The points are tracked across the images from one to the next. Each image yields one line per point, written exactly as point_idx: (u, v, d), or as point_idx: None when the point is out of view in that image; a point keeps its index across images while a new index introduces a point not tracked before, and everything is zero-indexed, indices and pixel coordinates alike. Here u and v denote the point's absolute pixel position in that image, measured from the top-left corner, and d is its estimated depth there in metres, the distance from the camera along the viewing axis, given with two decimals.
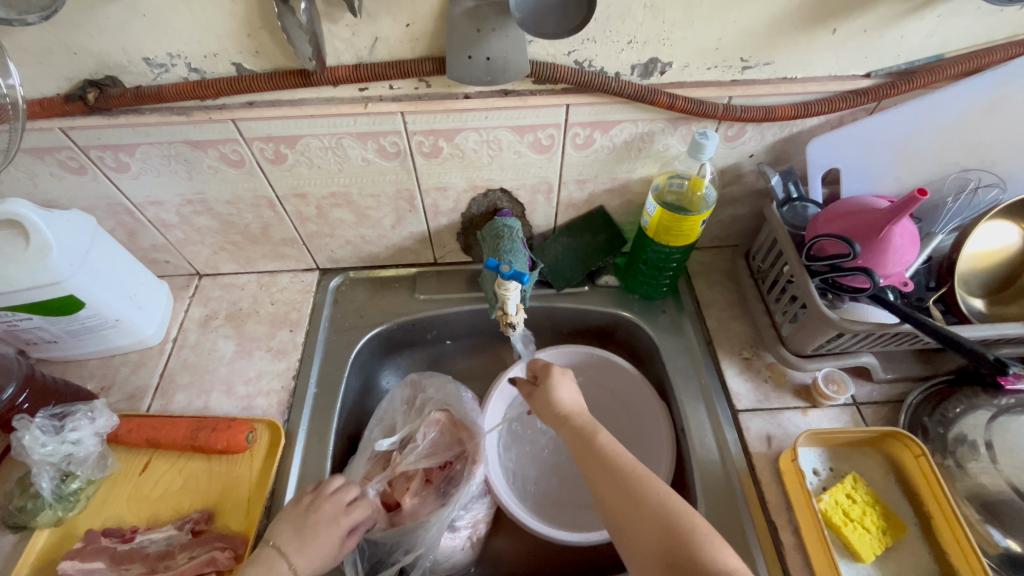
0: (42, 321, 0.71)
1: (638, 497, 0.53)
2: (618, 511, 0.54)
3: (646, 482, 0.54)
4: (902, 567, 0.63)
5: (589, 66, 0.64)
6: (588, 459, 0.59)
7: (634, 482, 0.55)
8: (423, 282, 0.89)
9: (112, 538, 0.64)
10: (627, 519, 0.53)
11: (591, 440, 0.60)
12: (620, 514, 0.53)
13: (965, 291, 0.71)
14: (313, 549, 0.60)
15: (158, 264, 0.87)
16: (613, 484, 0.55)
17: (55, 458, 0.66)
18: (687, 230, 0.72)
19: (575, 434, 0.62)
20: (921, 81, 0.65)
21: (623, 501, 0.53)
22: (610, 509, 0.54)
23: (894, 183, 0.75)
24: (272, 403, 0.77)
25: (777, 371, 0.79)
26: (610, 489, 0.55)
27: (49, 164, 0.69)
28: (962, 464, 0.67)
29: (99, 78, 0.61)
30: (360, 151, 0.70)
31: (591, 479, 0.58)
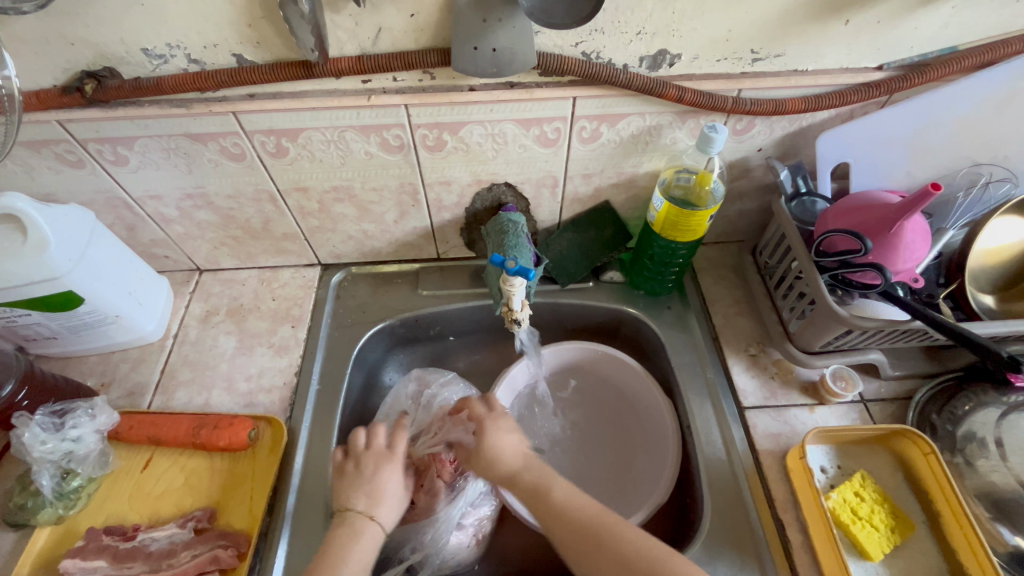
0: (41, 317, 0.70)
1: (617, 553, 0.54)
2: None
3: (615, 538, 0.55)
4: (911, 565, 0.62)
5: (597, 58, 0.63)
6: (551, 523, 0.59)
7: (604, 540, 0.56)
8: (426, 277, 0.88)
9: (114, 536, 0.64)
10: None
11: (548, 504, 0.60)
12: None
13: (975, 287, 0.70)
14: (387, 500, 0.64)
15: (158, 259, 0.86)
16: (586, 551, 0.56)
17: (55, 456, 0.65)
18: (694, 226, 0.71)
19: (529, 492, 0.63)
20: (934, 74, 0.64)
21: (601, 562, 0.55)
22: (592, 573, 0.55)
23: (904, 178, 0.74)
24: (274, 400, 0.76)
25: (784, 368, 0.78)
26: (584, 553, 0.56)
27: (46, 157, 0.68)
28: (970, 461, 0.66)
29: (96, 69, 0.60)
30: (363, 144, 0.69)
31: (562, 546, 0.58)
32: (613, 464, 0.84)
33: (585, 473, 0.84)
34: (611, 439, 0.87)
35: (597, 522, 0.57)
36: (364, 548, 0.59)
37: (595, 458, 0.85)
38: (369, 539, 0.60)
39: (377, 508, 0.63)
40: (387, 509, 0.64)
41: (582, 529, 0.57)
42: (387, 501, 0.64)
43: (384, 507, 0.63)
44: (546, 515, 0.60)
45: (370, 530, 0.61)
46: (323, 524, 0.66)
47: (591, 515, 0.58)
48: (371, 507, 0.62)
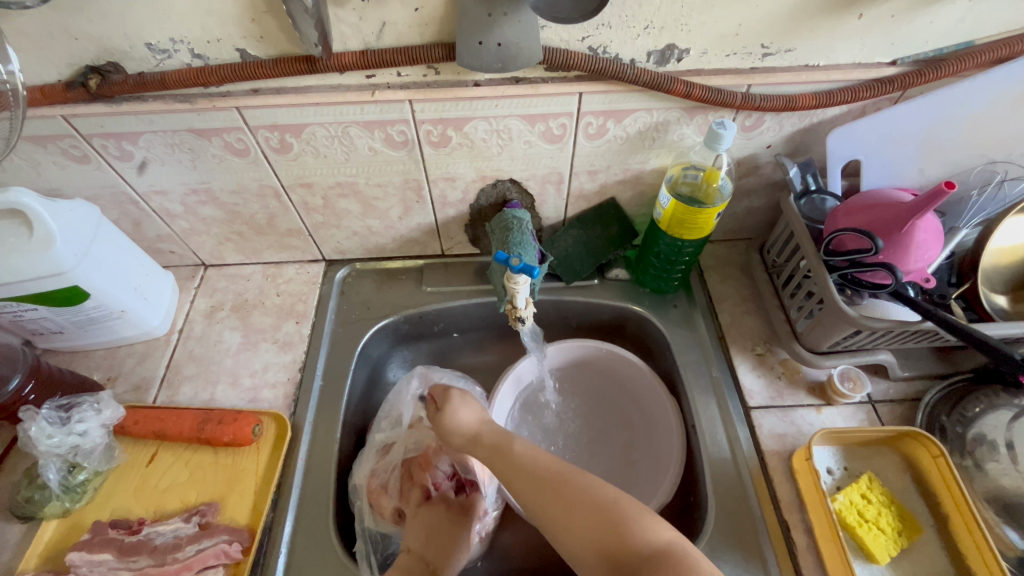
0: (48, 311, 0.71)
1: (568, 498, 0.55)
2: (552, 523, 0.54)
3: (568, 485, 0.56)
4: (917, 568, 0.62)
5: (604, 53, 0.62)
6: (510, 478, 0.60)
7: (556, 489, 0.56)
8: (430, 273, 0.88)
9: (120, 529, 0.64)
10: (564, 532, 0.53)
11: (506, 460, 0.61)
12: (557, 528, 0.54)
13: (988, 288, 0.68)
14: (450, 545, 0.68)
15: (163, 254, 0.86)
16: (540, 503, 0.56)
17: (61, 450, 0.65)
18: (701, 223, 0.70)
19: (490, 452, 0.64)
20: (949, 69, 0.63)
21: (560, 507, 0.54)
22: (548, 521, 0.55)
23: (916, 176, 0.72)
24: (278, 396, 0.76)
25: (791, 368, 0.77)
26: (540, 506, 0.56)
27: (52, 152, 0.68)
28: (980, 464, 0.66)
29: (100, 64, 0.59)
30: (367, 140, 0.68)
31: (522, 500, 0.58)
32: (618, 465, 0.84)
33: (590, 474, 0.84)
34: (616, 437, 0.86)
35: (555, 471, 0.58)
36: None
37: (599, 456, 0.85)
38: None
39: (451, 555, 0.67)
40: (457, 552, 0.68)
41: (536, 479, 0.58)
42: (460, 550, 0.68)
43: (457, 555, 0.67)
44: (506, 468, 0.61)
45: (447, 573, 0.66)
46: (329, 523, 0.67)
47: (546, 466, 0.58)
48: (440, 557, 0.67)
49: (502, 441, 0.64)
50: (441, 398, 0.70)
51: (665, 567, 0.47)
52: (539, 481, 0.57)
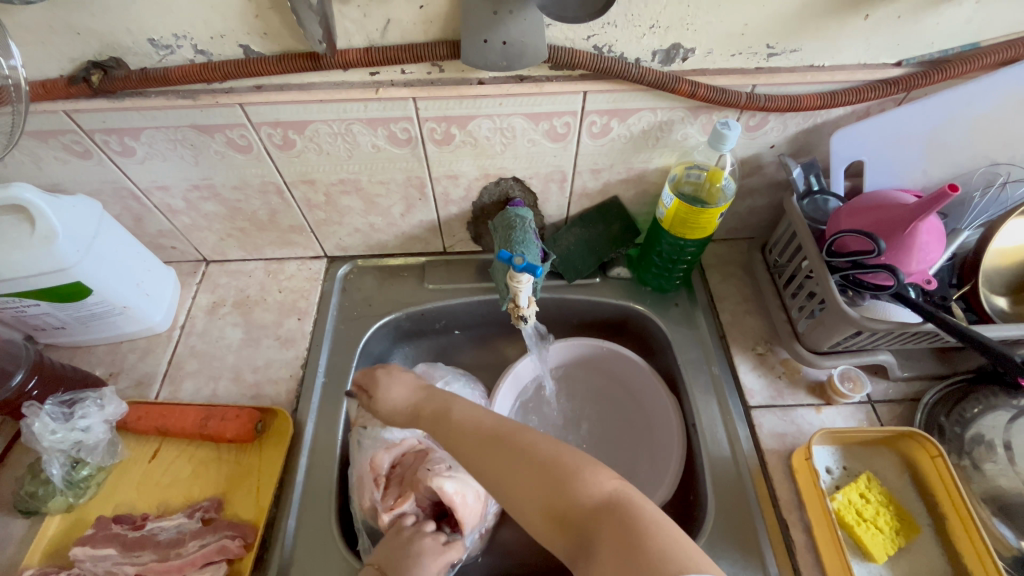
0: (50, 307, 0.71)
1: (509, 458, 0.54)
2: (495, 483, 0.54)
3: (507, 445, 0.55)
4: (914, 567, 0.62)
5: (609, 52, 0.61)
6: (451, 442, 0.59)
7: (496, 451, 0.55)
8: (432, 270, 0.88)
9: (123, 524, 0.64)
10: (508, 493, 0.53)
11: (446, 425, 0.61)
12: (501, 489, 0.54)
13: (988, 290, 0.68)
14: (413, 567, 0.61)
15: (165, 249, 0.86)
16: (482, 467, 0.56)
17: (65, 445, 0.66)
18: (703, 223, 0.70)
19: (430, 418, 0.63)
20: (954, 70, 0.63)
21: (500, 473, 0.54)
22: (492, 483, 0.55)
23: (919, 177, 0.72)
24: (280, 392, 0.76)
25: (791, 368, 0.77)
26: (483, 469, 0.56)
27: (54, 148, 0.67)
28: (978, 464, 0.66)
29: (103, 59, 0.59)
30: (370, 137, 0.68)
31: (465, 464, 0.58)
32: (618, 463, 0.84)
33: None
34: (616, 434, 0.86)
35: (494, 431, 0.57)
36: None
37: (599, 453, 0.85)
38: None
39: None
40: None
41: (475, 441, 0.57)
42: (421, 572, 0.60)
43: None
44: (446, 435, 0.60)
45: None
46: (331, 520, 0.67)
47: (488, 427, 0.58)
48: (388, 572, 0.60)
49: (442, 405, 0.63)
50: (369, 382, 0.69)
51: (609, 518, 0.48)
52: (480, 445, 0.57)
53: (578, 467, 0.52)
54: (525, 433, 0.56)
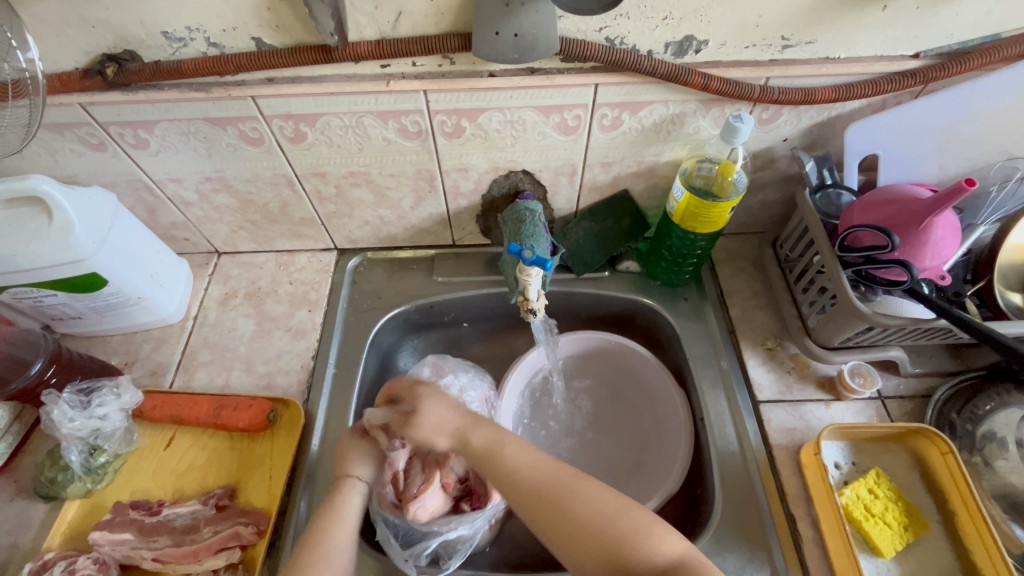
0: (67, 297, 0.72)
1: (570, 514, 0.54)
2: (555, 534, 0.54)
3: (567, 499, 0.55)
4: (922, 563, 0.62)
5: (621, 44, 0.61)
6: (506, 487, 0.58)
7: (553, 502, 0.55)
8: (441, 263, 0.88)
9: (140, 510, 0.66)
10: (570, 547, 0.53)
11: (499, 470, 0.59)
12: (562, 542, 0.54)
13: (1004, 286, 0.67)
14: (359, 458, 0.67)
15: (177, 241, 0.87)
16: (541, 517, 0.55)
17: (83, 432, 0.67)
18: (714, 217, 0.70)
19: (480, 457, 0.62)
20: (974, 63, 0.62)
21: (558, 527, 0.54)
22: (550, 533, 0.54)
23: (935, 171, 0.71)
24: (292, 382, 0.77)
25: (801, 363, 0.77)
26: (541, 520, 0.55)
27: (69, 140, 0.68)
28: (989, 461, 0.66)
29: (117, 52, 0.60)
30: (380, 130, 0.68)
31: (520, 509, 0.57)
32: (625, 457, 0.84)
33: (596, 465, 0.84)
34: (624, 428, 0.87)
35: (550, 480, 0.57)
36: (352, 507, 0.63)
37: (606, 446, 0.86)
38: (355, 499, 0.64)
39: (357, 468, 0.66)
40: (365, 467, 0.67)
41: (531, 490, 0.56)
42: (363, 460, 0.67)
43: (359, 464, 0.67)
44: (499, 478, 0.59)
45: (354, 488, 0.65)
46: None
47: (547, 477, 0.57)
48: (346, 468, 0.66)
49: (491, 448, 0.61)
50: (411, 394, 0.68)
51: None
52: (537, 493, 0.56)
53: (640, 529, 0.52)
54: (584, 488, 0.56)
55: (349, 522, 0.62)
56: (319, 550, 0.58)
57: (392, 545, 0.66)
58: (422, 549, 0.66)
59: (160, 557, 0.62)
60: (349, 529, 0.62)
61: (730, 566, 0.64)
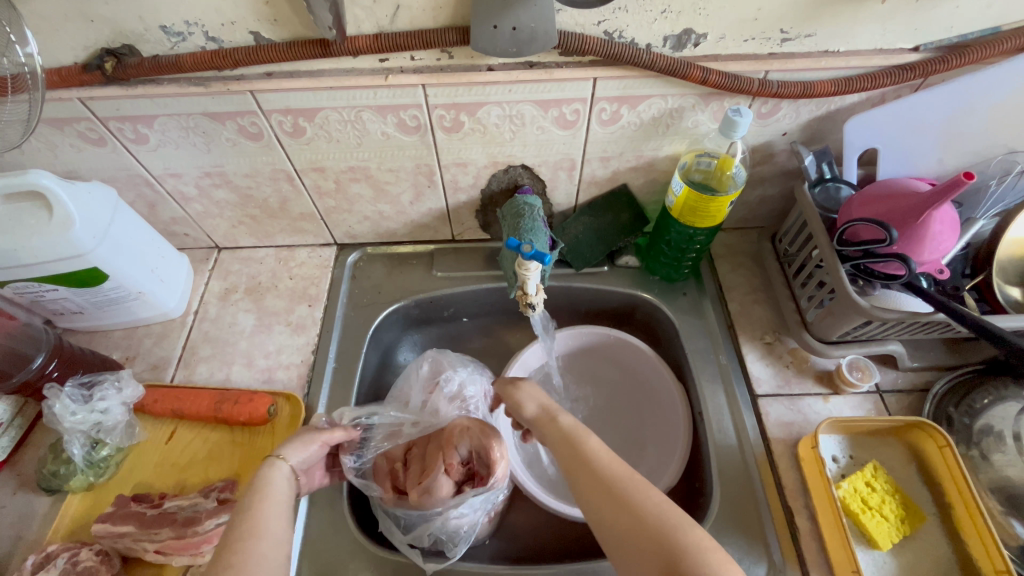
0: (68, 292, 0.72)
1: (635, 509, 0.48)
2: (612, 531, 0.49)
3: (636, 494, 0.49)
4: (919, 555, 0.63)
5: (619, 38, 0.61)
6: (577, 471, 0.54)
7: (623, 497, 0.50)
8: (440, 258, 0.89)
9: (142, 503, 0.66)
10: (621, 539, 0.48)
11: (580, 454, 0.55)
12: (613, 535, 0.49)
13: (1003, 280, 0.67)
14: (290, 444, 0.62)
15: (177, 236, 0.88)
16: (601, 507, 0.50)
17: (84, 426, 0.68)
18: (713, 212, 0.70)
19: (561, 437, 0.59)
20: (973, 56, 0.61)
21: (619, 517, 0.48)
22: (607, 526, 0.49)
23: (934, 165, 0.71)
24: (292, 377, 0.78)
25: (799, 357, 0.77)
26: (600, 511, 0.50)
27: (69, 135, 0.68)
28: (986, 454, 0.66)
29: (116, 46, 0.60)
30: (379, 124, 0.68)
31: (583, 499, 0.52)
32: (623, 452, 0.84)
33: None
34: (623, 423, 0.87)
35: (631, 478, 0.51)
36: (276, 484, 0.55)
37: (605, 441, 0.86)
38: (279, 476, 0.57)
39: (284, 452, 0.60)
40: (295, 450, 0.61)
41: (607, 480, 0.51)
42: (292, 444, 0.62)
43: (290, 449, 0.61)
44: (572, 461, 0.55)
45: (279, 467, 0.58)
46: (343, 509, 0.69)
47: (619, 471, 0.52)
48: (274, 453, 0.60)
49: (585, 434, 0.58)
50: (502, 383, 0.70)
51: None
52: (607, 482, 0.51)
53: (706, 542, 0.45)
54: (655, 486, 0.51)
55: (274, 497, 0.54)
56: (243, 527, 0.49)
57: (395, 534, 0.67)
58: (423, 532, 0.67)
59: (162, 549, 0.62)
60: (277, 503, 0.53)
61: None
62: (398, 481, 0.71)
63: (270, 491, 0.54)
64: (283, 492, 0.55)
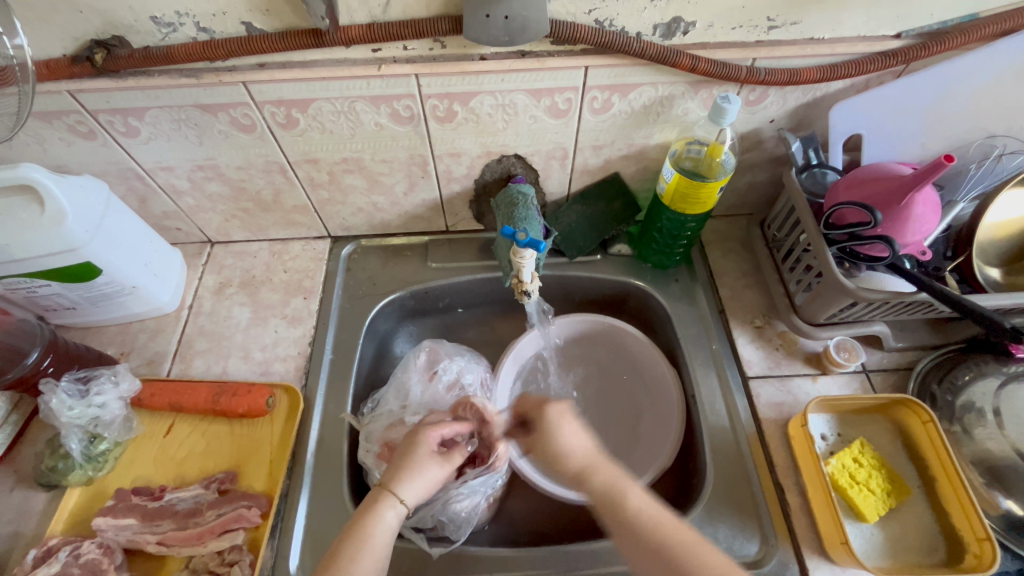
0: (60, 287, 0.72)
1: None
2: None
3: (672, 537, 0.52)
4: (904, 527, 0.65)
5: (610, 26, 0.62)
6: (624, 537, 0.53)
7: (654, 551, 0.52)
8: (435, 249, 0.89)
9: (142, 496, 0.67)
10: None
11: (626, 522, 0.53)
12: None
13: (982, 261, 0.70)
14: (411, 478, 0.60)
15: (170, 231, 0.87)
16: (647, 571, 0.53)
17: (82, 421, 0.68)
18: (704, 198, 0.71)
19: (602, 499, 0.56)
20: (953, 42, 0.63)
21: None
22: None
23: (917, 150, 0.73)
24: (289, 368, 0.78)
25: (788, 340, 0.79)
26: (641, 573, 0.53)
27: (58, 128, 0.68)
28: (968, 429, 0.68)
29: (105, 38, 0.59)
30: (373, 115, 0.68)
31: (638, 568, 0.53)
32: (617, 435, 0.86)
33: (593, 443, 0.86)
34: (617, 408, 0.88)
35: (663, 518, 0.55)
36: (386, 528, 0.57)
37: (600, 425, 0.87)
38: (390, 519, 0.57)
39: (403, 489, 0.59)
40: (413, 489, 0.60)
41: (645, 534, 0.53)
42: (414, 480, 0.60)
43: (410, 486, 0.60)
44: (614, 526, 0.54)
45: (395, 510, 0.58)
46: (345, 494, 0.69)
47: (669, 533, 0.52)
48: (392, 483, 0.59)
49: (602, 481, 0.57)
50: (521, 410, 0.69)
51: None
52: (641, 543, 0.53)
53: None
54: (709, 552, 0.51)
55: (377, 550, 0.55)
56: None
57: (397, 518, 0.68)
58: (427, 513, 0.68)
59: (164, 541, 0.63)
60: (379, 555, 0.55)
61: (720, 536, 0.66)
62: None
63: (377, 537, 0.56)
64: (387, 540, 0.56)
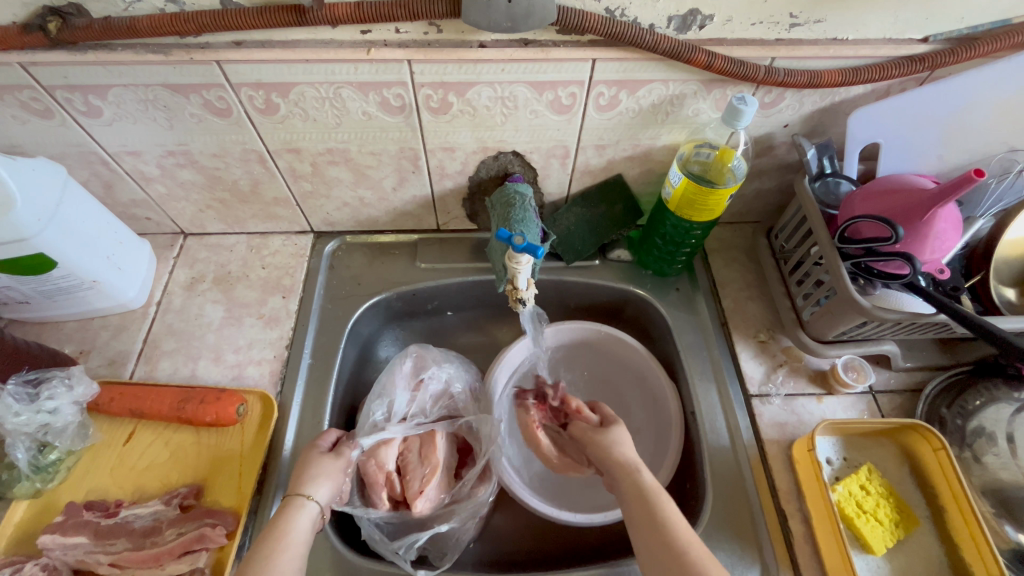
0: (12, 280, 0.66)
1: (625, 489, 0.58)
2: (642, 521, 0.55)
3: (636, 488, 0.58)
4: (913, 559, 0.62)
5: (621, 16, 0.57)
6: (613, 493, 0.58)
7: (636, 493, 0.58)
8: (424, 249, 0.84)
9: (95, 512, 0.61)
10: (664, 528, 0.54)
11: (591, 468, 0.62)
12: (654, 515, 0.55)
13: (998, 280, 0.66)
14: (321, 477, 0.60)
15: (139, 221, 0.81)
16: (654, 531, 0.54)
17: (30, 428, 0.62)
18: (712, 205, 0.66)
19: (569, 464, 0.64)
20: (984, 48, 0.59)
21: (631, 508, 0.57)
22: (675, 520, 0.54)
23: (936, 162, 0.69)
24: (264, 373, 0.72)
25: (793, 355, 0.76)
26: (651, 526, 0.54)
27: (10, 105, 0.61)
28: (979, 456, 0.65)
29: (61, 5, 0.53)
30: (361, 103, 0.63)
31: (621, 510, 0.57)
32: None
33: None
34: None
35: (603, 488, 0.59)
36: (300, 527, 0.55)
37: None
38: (302, 519, 0.56)
39: (311, 487, 0.59)
40: (321, 486, 0.59)
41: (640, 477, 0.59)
42: (320, 478, 0.60)
43: (317, 484, 0.59)
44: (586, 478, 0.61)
45: (305, 509, 0.57)
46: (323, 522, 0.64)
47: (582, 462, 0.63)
48: (298, 485, 0.59)
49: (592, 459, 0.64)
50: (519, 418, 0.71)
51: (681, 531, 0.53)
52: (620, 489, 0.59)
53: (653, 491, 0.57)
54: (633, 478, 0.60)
55: (293, 540, 0.54)
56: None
57: (380, 542, 0.65)
58: (412, 542, 0.64)
59: (117, 562, 0.58)
60: (297, 550, 0.53)
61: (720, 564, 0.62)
62: (393, 492, 0.68)
63: (290, 537, 0.54)
64: (304, 537, 0.55)
